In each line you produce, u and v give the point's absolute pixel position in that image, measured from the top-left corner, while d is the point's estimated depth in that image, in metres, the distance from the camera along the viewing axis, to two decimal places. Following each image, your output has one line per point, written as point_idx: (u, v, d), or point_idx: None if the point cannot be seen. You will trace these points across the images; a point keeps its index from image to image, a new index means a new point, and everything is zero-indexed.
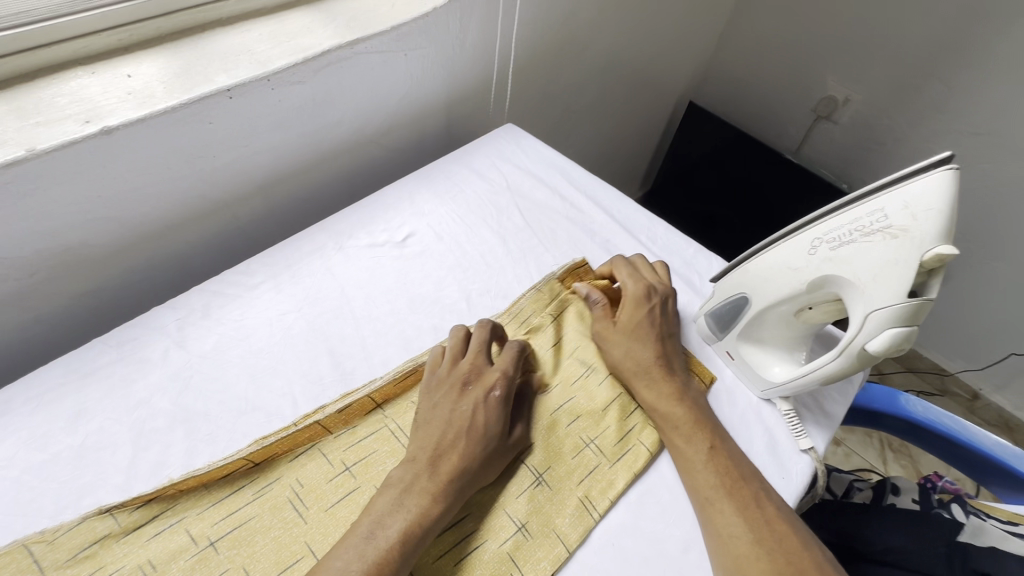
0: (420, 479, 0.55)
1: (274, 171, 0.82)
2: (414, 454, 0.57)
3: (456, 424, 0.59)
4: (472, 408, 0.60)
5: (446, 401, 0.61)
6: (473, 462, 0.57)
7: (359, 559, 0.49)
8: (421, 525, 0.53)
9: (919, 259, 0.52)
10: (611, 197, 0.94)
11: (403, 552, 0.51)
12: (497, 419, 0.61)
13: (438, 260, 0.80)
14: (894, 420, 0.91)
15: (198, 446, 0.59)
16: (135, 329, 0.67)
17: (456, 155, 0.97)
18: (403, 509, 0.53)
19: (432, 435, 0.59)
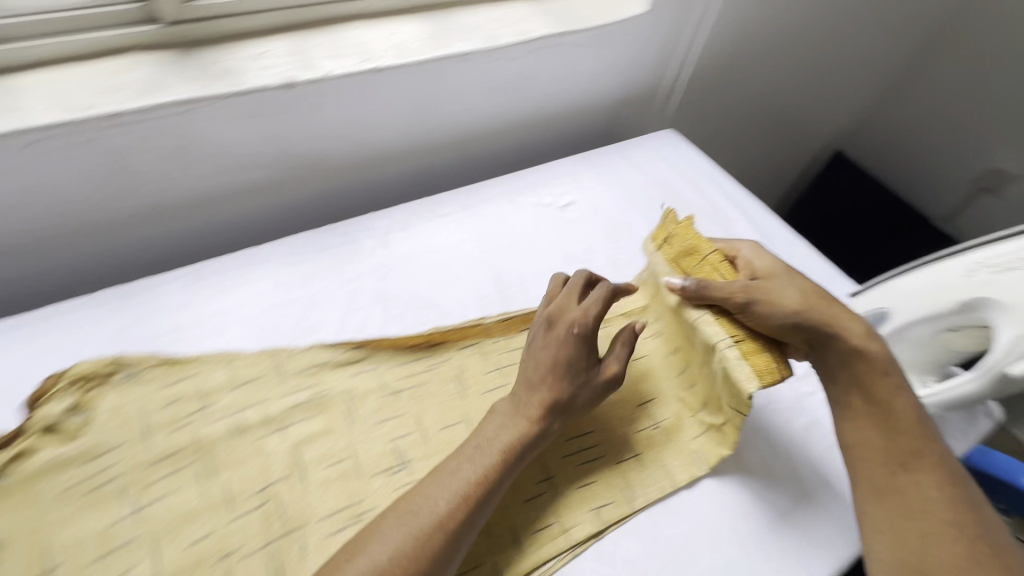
0: (545, 392, 0.59)
1: (471, 128, 0.98)
2: (535, 371, 0.60)
3: (558, 358, 0.61)
4: (556, 344, 0.61)
5: (539, 335, 0.63)
6: (557, 395, 0.59)
7: (498, 446, 0.56)
8: (518, 449, 0.57)
9: None
10: (755, 210, 1.00)
11: (525, 449, 0.57)
12: (581, 352, 0.61)
13: (591, 229, 0.91)
14: (1011, 493, 0.88)
15: (391, 321, 0.74)
16: (353, 225, 0.84)
17: (618, 146, 1.08)
18: (507, 432, 0.57)
19: (545, 357, 0.61)
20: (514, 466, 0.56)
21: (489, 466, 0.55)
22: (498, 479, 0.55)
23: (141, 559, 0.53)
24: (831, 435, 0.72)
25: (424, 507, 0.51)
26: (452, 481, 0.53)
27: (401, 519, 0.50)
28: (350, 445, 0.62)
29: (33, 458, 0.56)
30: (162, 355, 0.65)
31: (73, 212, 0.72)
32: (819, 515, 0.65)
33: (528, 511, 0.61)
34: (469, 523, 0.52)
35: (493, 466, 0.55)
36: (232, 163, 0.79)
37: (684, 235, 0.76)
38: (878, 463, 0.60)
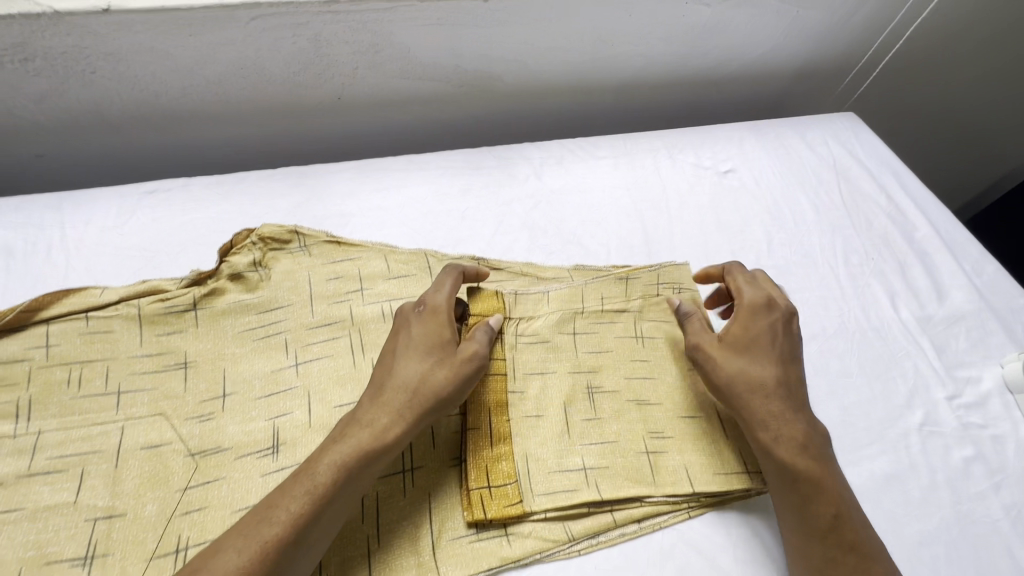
0: (392, 403, 0.51)
1: (638, 74, 0.94)
2: (399, 382, 0.52)
3: (440, 346, 0.54)
4: (421, 364, 0.53)
5: (403, 349, 0.54)
6: (406, 422, 0.51)
7: (325, 465, 0.47)
8: (348, 478, 0.47)
9: None
10: (943, 216, 0.88)
11: (354, 469, 0.48)
12: (443, 378, 0.52)
13: (751, 201, 0.85)
14: None
15: (535, 250, 0.74)
16: (510, 151, 0.84)
17: (792, 121, 0.98)
18: (336, 456, 0.48)
19: (415, 364, 0.53)
20: (344, 492, 0.47)
21: (313, 492, 0.46)
22: (328, 499, 0.46)
23: (295, 407, 0.57)
24: (996, 475, 0.63)
25: (276, 519, 0.44)
26: (304, 495, 0.45)
27: (245, 533, 0.43)
28: None
29: (222, 297, 0.62)
30: (330, 234, 0.69)
31: (272, 91, 0.78)
32: (972, 554, 0.58)
33: (655, 463, 0.58)
34: (297, 548, 0.44)
35: (325, 483, 0.46)
36: (413, 69, 0.81)
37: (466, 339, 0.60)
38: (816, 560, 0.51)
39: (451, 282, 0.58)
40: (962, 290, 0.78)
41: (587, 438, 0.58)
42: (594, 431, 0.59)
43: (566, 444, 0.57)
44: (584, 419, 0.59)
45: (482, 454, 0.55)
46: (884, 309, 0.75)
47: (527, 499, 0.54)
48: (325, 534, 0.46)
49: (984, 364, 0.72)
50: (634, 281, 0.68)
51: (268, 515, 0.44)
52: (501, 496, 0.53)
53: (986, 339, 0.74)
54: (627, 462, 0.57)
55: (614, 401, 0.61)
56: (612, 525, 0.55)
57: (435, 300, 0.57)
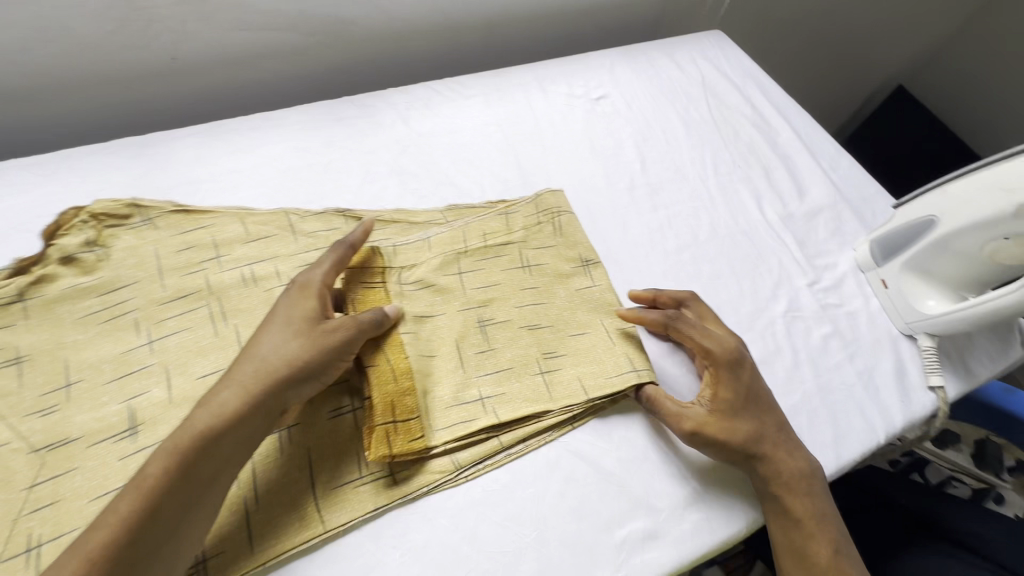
0: (241, 379, 0.47)
1: (502, 7, 0.91)
2: (251, 358, 0.48)
3: (302, 321, 0.51)
4: (277, 339, 0.49)
5: (262, 329, 0.50)
6: (257, 398, 0.47)
7: (161, 455, 0.42)
8: (189, 466, 0.43)
9: None
10: (802, 119, 0.93)
11: (197, 456, 0.43)
12: (301, 352, 0.49)
13: (624, 123, 0.86)
14: None
15: (406, 196, 0.72)
16: (374, 99, 0.80)
17: (661, 43, 0.99)
18: (173, 446, 0.43)
19: (273, 339, 0.49)
20: (187, 483, 0.42)
21: (143, 488, 0.41)
22: (164, 494, 0.41)
23: (153, 385, 0.54)
24: (851, 347, 0.69)
25: (104, 522, 0.39)
26: (135, 494, 0.41)
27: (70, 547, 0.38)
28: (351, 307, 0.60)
29: (54, 284, 0.57)
30: (177, 204, 0.64)
31: (90, 56, 0.70)
32: (830, 418, 0.63)
33: (551, 381, 0.59)
34: (131, 552, 0.39)
35: (158, 475, 0.42)
36: (252, 18, 0.75)
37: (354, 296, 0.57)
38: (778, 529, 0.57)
39: (336, 258, 0.55)
40: (820, 185, 0.83)
41: (480, 369, 0.58)
42: (488, 362, 0.58)
43: (462, 377, 0.57)
44: (476, 352, 0.59)
45: (386, 389, 0.52)
46: (750, 211, 0.79)
47: (429, 433, 0.53)
48: (168, 533, 0.41)
49: (840, 249, 0.77)
50: (512, 215, 0.69)
51: (97, 524, 0.39)
52: (406, 429, 0.52)
53: (841, 227, 0.80)
54: (525, 384, 0.58)
55: (507, 329, 0.61)
56: (498, 448, 0.55)
57: (305, 277, 0.54)
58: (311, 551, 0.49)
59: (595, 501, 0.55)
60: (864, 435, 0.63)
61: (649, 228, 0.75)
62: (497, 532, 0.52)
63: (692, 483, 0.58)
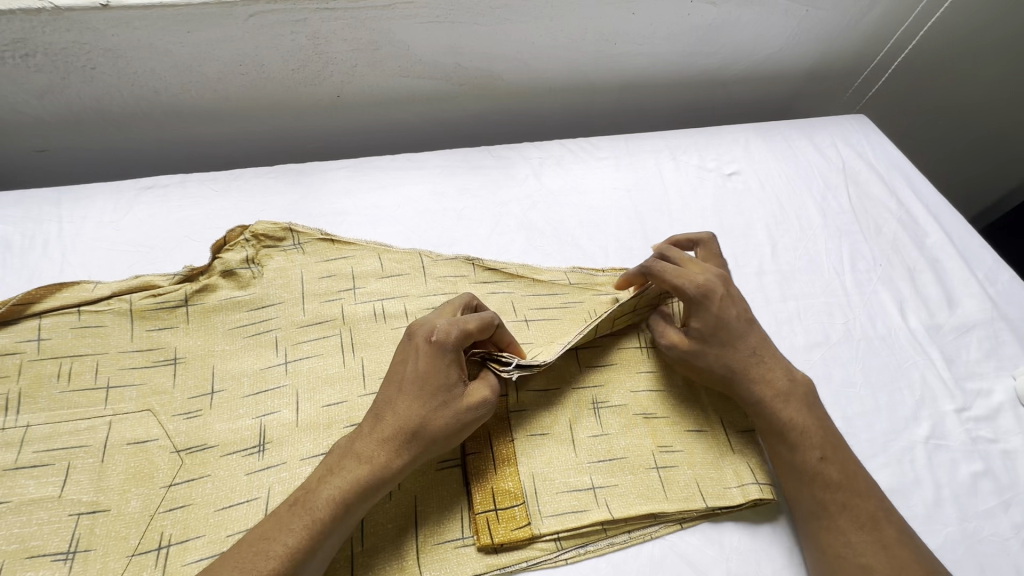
0: (390, 436, 0.48)
1: (641, 74, 0.93)
2: (399, 414, 0.48)
3: (445, 383, 0.49)
4: (427, 404, 0.48)
5: (407, 384, 0.49)
6: (404, 455, 0.48)
7: (323, 499, 0.45)
8: (345, 512, 0.45)
9: None
10: (955, 221, 0.85)
11: (352, 505, 0.45)
12: (447, 422, 0.49)
13: (756, 203, 0.83)
14: None
15: (531, 252, 0.73)
16: (510, 152, 0.83)
17: (799, 124, 0.96)
18: (333, 488, 0.45)
19: (420, 400, 0.49)
20: (341, 525, 0.45)
21: (310, 526, 0.44)
22: (323, 538, 0.44)
23: (283, 405, 0.57)
24: (1009, 492, 0.61)
25: (271, 553, 0.42)
26: (299, 530, 0.43)
27: (239, 566, 0.41)
28: None
29: (214, 294, 0.62)
30: (325, 232, 0.69)
31: (271, 89, 0.78)
32: (979, 573, 0.55)
33: (667, 479, 0.56)
34: None
35: (322, 519, 0.44)
36: (414, 68, 0.81)
37: None
38: (846, 539, 0.51)
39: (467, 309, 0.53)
40: (974, 298, 0.76)
41: (594, 452, 0.56)
42: (602, 448, 0.57)
43: (573, 459, 0.56)
44: (590, 436, 0.57)
45: (487, 476, 0.53)
46: (891, 317, 0.73)
47: (535, 522, 0.52)
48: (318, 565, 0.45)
49: (997, 376, 0.69)
50: None
51: (264, 547, 0.42)
52: (508, 515, 0.52)
53: (1000, 349, 0.71)
54: (638, 478, 0.56)
55: (621, 416, 0.59)
56: (600, 536, 0.53)
57: (448, 335, 0.50)
58: None
59: None
60: None
61: (776, 319, 0.71)
62: None
63: None
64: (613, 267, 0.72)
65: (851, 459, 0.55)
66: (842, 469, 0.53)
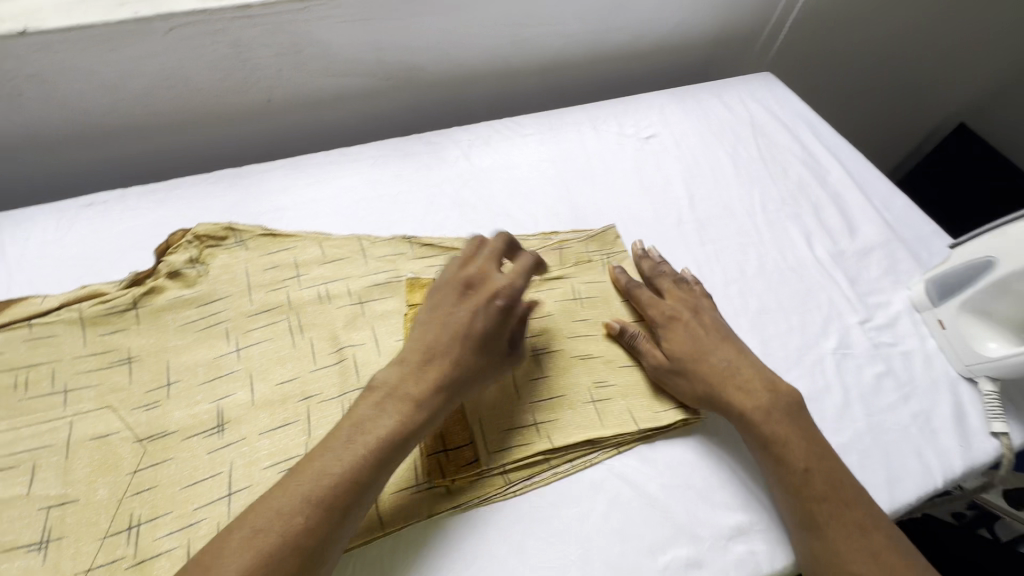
0: (444, 358, 0.52)
1: (558, 54, 0.98)
2: (451, 335, 0.53)
3: (487, 294, 0.56)
4: (470, 315, 0.55)
5: (444, 303, 0.55)
6: (461, 369, 0.53)
7: (376, 425, 0.48)
8: (405, 432, 0.49)
9: None
10: (855, 158, 0.93)
11: (414, 426, 0.49)
12: (493, 328, 0.55)
13: (672, 161, 0.89)
14: None
15: (466, 225, 0.78)
16: (440, 137, 0.88)
17: (710, 86, 1.03)
18: (387, 412, 0.49)
19: (466, 315, 0.55)
20: (401, 445, 0.49)
21: (369, 448, 0.47)
22: (388, 457, 0.47)
23: (238, 388, 0.60)
24: (908, 387, 0.68)
25: (331, 479, 0.45)
26: (354, 458, 0.46)
27: (304, 491, 0.44)
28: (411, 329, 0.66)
29: (161, 295, 0.65)
30: (266, 228, 0.72)
31: (201, 100, 0.81)
32: (884, 459, 0.62)
33: (602, 410, 0.61)
34: (354, 503, 0.45)
35: (380, 442, 0.47)
36: (338, 67, 0.85)
37: None
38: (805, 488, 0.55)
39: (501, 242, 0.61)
40: (872, 224, 0.83)
41: (534, 394, 0.61)
42: (541, 390, 0.62)
43: (515, 401, 0.61)
44: (531, 379, 0.63)
45: None
46: (799, 248, 0.80)
47: (483, 457, 0.57)
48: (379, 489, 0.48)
49: (895, 290, 0.76)
50: (566, 250, 0.75)
51: (320, 472, 0.45)
52: (456, 454, 0.57)
53: (897, 265, 0.79)
54: (576, 411, 0.61)
55: (558, 360, 0.64)
56: (545, 466, 0.58)
57: (515, 297, 0.57)
58: (368, 550, 0.53)
59: (639, 525, 0.56)
60: (920, 478, 0.61)
61: (695, 261, 0.77)
62: (544, 547, 0.54)
63: (741, 513, 0.58)
64: (542, 232, 0.77)
65: (807, 431, 0.58)
66: (800, 437, 0.57)
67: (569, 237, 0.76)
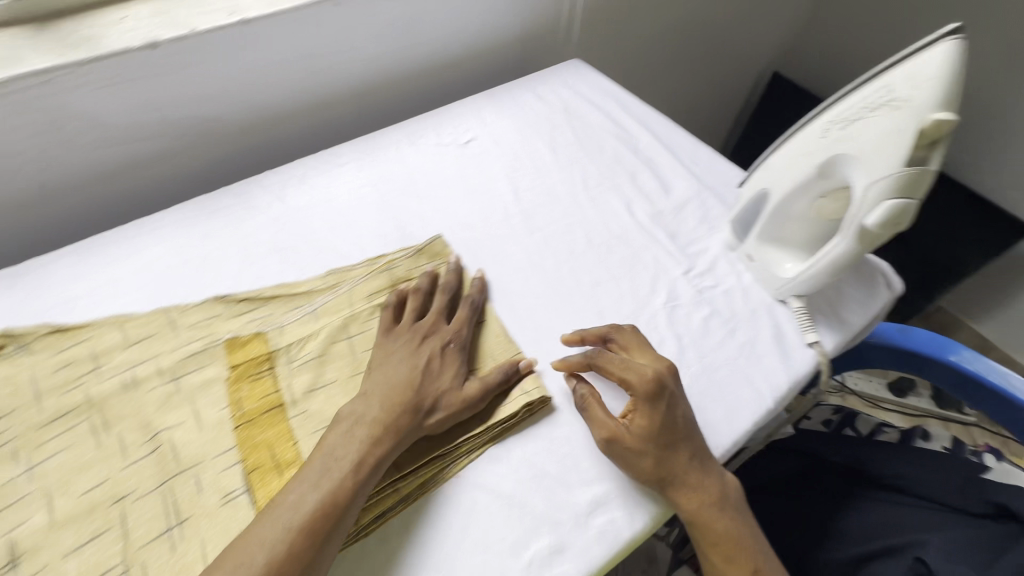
0: (395, 404, 0.58)
1: (364, 78, 0.98)
2: (405, 382, 0.60)
3: (437, 340, 0.65)
4: (427, 358, 0.63)
5: (404, 350, 0.63)
6: (424, 408, 0.59)
7: (313, 492, 0.51)
8: (352, 484, 0.53)
9: (918, 128, 0.52)
10: (661, 123, 0.99)
11: (359, 481, 0.53)
12: (452, 365, 0.63)
13: (494, 160, 0.91)
14: (941, 369, 0.93)
15: (289, 269, 0.74)
16: (250, 185, 0.84)
17: (523, 81, 1.07)
18: (328, 473, 0.53)
19: (417, 359, 0.62)
20: (351, 503, 0.52)
21: (308, 514, 0.50)
22: (334, 521, 0.51)
23: (34, 512, 0.53)
24: (733, 321, 0.73)
25: (269, 554, 0.48)
26: (291, 532, 0.49)
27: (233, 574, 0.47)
28: (235, 391, 0.61)
29: None
30: (53, 324, 0.65)
31: None
32: (720, 395, 0.66)
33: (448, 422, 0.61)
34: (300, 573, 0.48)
35: (319, 509, 0.51)
36: (116, 135, 0.79)
37: (260, 405, 0.61)
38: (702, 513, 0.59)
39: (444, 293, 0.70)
40: (683, 180, 0.89)
41: None
42: None
43: None
44: None
45: (270, 484, 0.56)
46: (621, 216, 0.84)
47: None
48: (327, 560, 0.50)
49: (710, 235, 0.82)
50: (394, 269, 0.74)
51: (253, 554, 0.48)
52: None
53: (709, 212, 0.85)
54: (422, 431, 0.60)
55: None
56: (396, 498, 0.56)
57: (464, 342, 0.66)
58: None
59: (499, 528, 0.55)
60: (753, 403, 0.66)
61: (526, 251, 0.79)
62: None
63: (598, 485, 0.59)
64: (369, 257, 0.76)
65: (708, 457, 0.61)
66: (702, 466, 0.60)
67: (398, 255, 0.75)
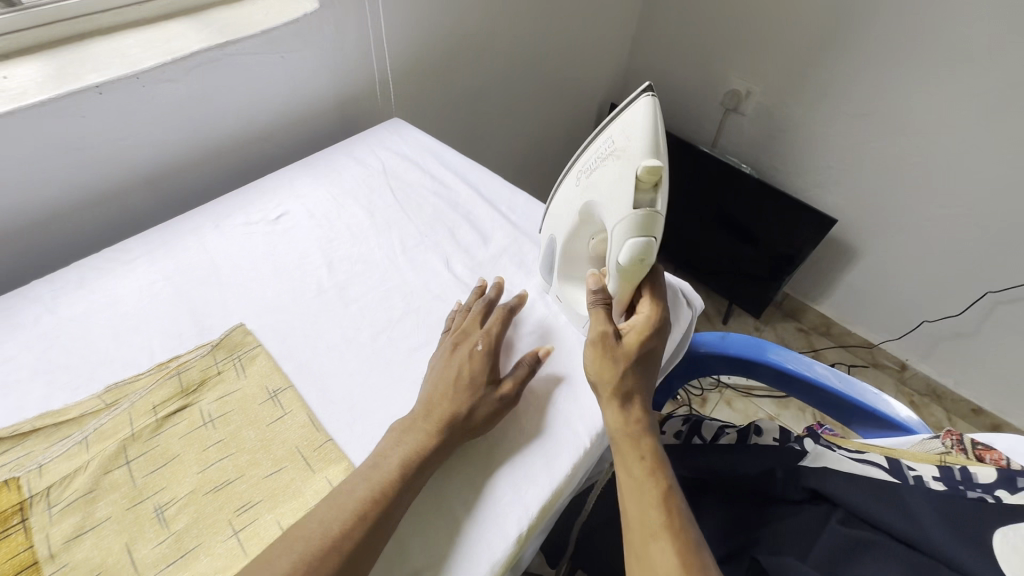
0: (437, 417, 0.62)
1: (156, 161, 0.91)
2: (439, 396, 0.64)
3: (459, 347, 0.70)
4: (460, 363, 0.67)
5: (440, 361, 0.69)
6: (435, 431, 0.61)
7: (311, 526, 0.53)
8: (360, 515, 0.54)
9: (635, 174, 0.61)
10: (479, 174, 1.03)
11: (369, 515, 0.54)
12: (482, 365, 0.67)
13: (308, 232, 0.88)
14: (766, 369, 1.01)
15: (56, 392, 0.65)
16: (11, 299, 0.73)
17: (340, 146, 1.06)
18: (324, 519, 0.53)
19: (444, 368, 0.67)
20: (350, 538, 0.53)
21: (297, 559, 0.50)
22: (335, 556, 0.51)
23: None
24: (550, 365, 0.75)
25: None
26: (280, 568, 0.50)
27: None
28: None
29: None
30: None
31: None
32: (539, 443, 0.67)
33: (246, 537, 0.56)
34: None
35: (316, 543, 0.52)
36: None
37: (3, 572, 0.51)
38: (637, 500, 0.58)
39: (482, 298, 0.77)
40: (500, 229, 0.92)
41: (158, 563, 0.53)
42: (168, 552, 0.54)
43: None
44: (153, 547, 0.54)
45: None
46: (441, 274, 0.84)
47: None
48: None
49: (527, 280, 0.85)
50: (186, 371, 0.68)
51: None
52: None
53: (526, 258, 0.88)
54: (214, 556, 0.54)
55: (189, 507, 0.57)
56: None
57: (494, 340, 0.70)
58: None
59: None
60: (571, 445, 0.67)
61: (341, 327, 0.76)
62: None
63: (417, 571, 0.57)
64: (157, 363, 0.69)
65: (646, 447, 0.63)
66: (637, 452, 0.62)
67: (190, 355, 0.69)
